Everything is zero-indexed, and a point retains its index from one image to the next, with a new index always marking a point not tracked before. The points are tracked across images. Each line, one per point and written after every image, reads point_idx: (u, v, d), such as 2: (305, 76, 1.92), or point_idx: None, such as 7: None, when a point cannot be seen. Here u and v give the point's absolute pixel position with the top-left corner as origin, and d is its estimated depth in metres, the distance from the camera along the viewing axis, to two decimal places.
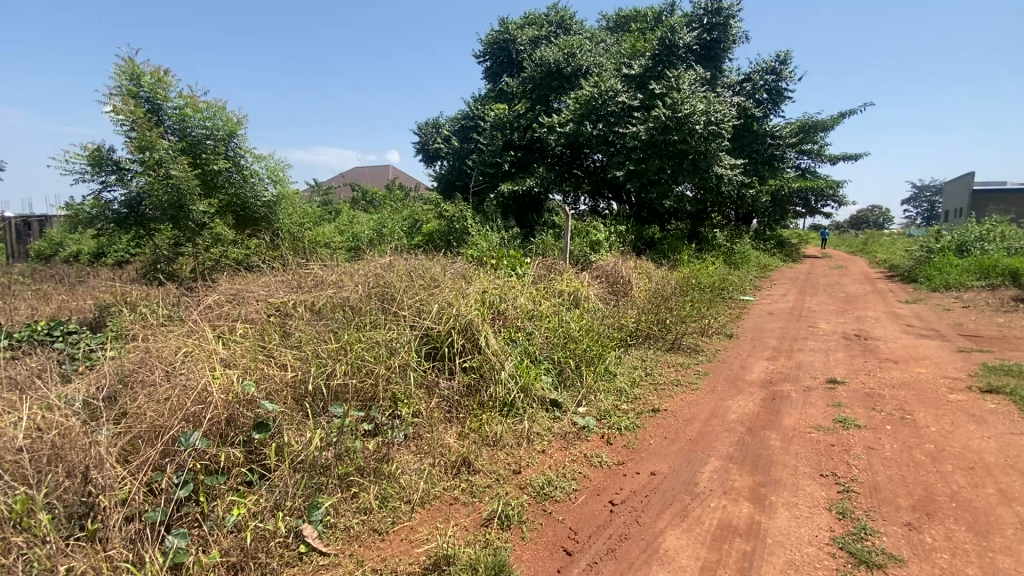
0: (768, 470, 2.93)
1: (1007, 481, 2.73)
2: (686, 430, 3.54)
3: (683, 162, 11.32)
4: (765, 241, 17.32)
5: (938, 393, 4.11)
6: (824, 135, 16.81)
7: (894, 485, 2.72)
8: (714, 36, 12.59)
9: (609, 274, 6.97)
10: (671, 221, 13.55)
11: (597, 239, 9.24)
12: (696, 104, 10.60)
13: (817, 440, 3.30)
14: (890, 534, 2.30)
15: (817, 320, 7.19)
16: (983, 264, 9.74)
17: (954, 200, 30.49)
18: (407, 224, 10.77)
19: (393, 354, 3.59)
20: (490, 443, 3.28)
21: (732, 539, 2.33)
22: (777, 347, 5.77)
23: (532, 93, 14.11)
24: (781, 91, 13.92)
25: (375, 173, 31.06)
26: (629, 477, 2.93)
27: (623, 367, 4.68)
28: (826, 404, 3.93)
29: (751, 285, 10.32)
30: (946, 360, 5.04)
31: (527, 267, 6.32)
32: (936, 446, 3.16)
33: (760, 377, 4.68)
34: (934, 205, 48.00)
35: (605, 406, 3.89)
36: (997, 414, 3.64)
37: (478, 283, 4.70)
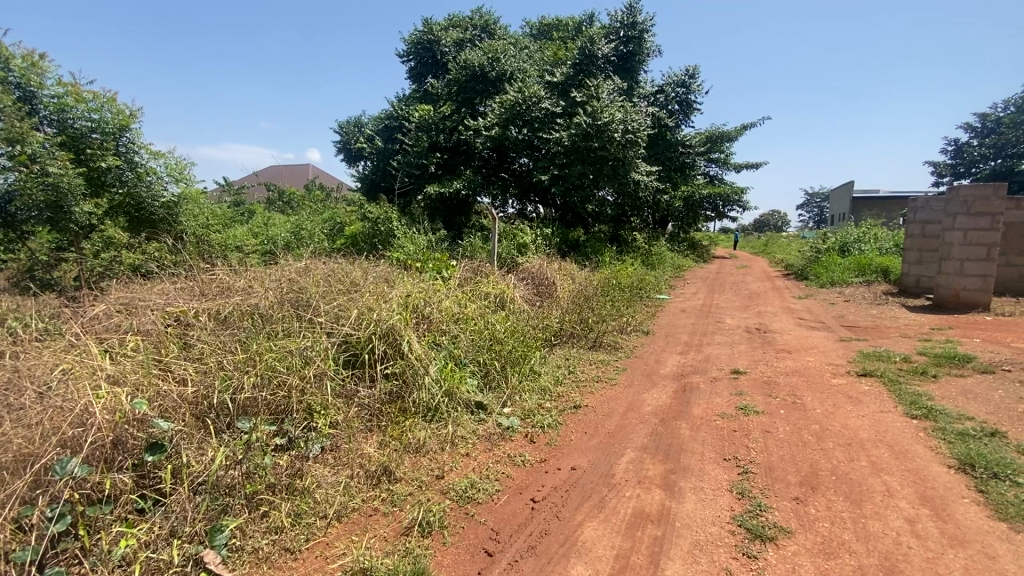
0: (678, 457, 3.12)
1: (877, 453, 3.10)
2: (605, 424, 3.69)
3: (604, 167, 11.71)
4: (679, 243, 18.49)
5: (824, 378, 4.59)
6: (729, 145, 18.24)
7: (785, 464, 2.99)
8: (629, 49, 13.22)
9: (534, 276, 7.09)
10: (594, 225, 14.03)
11: (524, 241, 9.40)
12: (614, 113, 10.98)
13: (721, 427, 3.56)
14: (780, 509, 2.53)
15: (724, 316, 7.76)
16: (861, 263, 11.00)
17: (838, 206, 34.24)
18: (328, 227, 10.38)
19: (308, 363, 3.43)
20: (412, 450, 3.21)
21: (645, 525, 2.45)
22: (688, 341, 6.17)
23: (457, 95, 14.10)
24: (690, 103, 14.84)
25: (294, 173, 29.68)
26: (550, 474, 2.99)
27: (547, 366, 4.79)
28: (729, 393, 4.25)
29: (667, 285, 10.97)
30: (830, 348, 5.64)
31: (453, 270, 6.31)
32: (821, 426, 3.52)
33: (672, 370, 4.98)
34: (822, 210, 53.59)
35: (529, 406, 3.94)
36: (870, 395, 4.13)
37: (401, 286, 4.61)
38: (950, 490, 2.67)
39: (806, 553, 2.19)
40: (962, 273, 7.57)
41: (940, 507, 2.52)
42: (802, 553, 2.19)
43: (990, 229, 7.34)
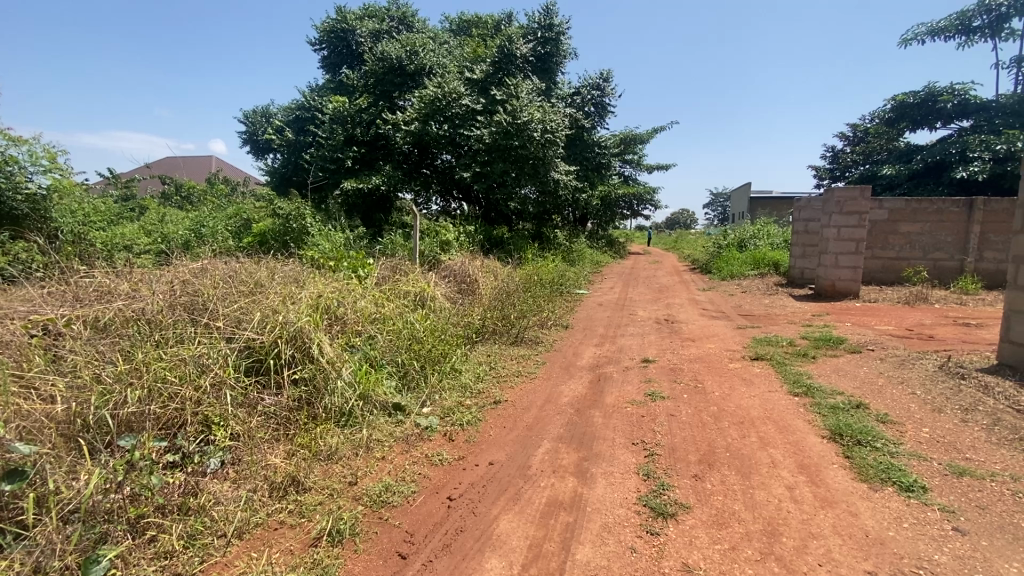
0: (591, 445, 3.25)
1: (765, 429, 3.43)
2: (524, 417, 3.75)
3: (525, 166, 11.86)
4: (598, 240, 19.25)
5: (722, 363, 4.99)
6: (641, 147, 19.25)
7: (687, 444, 3.22)
8: (547, 50, 13.51)
9: (456, 274, 7.05)
10: (517, 222, 14.21)
11: (447, 239, 9.27)
12: (533, 113, 11.16)
13: (631, 413, 3.76)
14: (681, 486, 2.72)
15: (637, 309, 8.20)
16: (756, 258, 12.07)
17: (738, 206, 37.29)
18: (235, 224, 9.65)
19: (204, 372, 3.16)
20: (323, 457, 3.08)
21: (558, 513, 2.53)
22: (604, 333, 6.44)
23: (374, 88, 13.67)
24: (605, 106, 15.47)
25: (195, 166, 27.36)
26: (468, 470, 3.00)
27: (468, 364, 4.79)
28: (640, 381, 4.50)
29: (585, 280, 11.36)
30: (728, 336, 6.14)
31: (370, 268, 6.11)
32: (719, 408, 3.83)
33: (588, 362, 5.17)
34: (725, 209, 58.09)
35: (448, 405, 3.91)
36: (760, 376, 4.56)
37: (312, 287, 4.39)
38: (823, 457, 3.01)
39: (702, 526, 2.37)
40: (838, 265, 8.53)
41: (814, 474, 2.83)
42: (698, 525, 2.37)
43: (858, 226, 8.34)
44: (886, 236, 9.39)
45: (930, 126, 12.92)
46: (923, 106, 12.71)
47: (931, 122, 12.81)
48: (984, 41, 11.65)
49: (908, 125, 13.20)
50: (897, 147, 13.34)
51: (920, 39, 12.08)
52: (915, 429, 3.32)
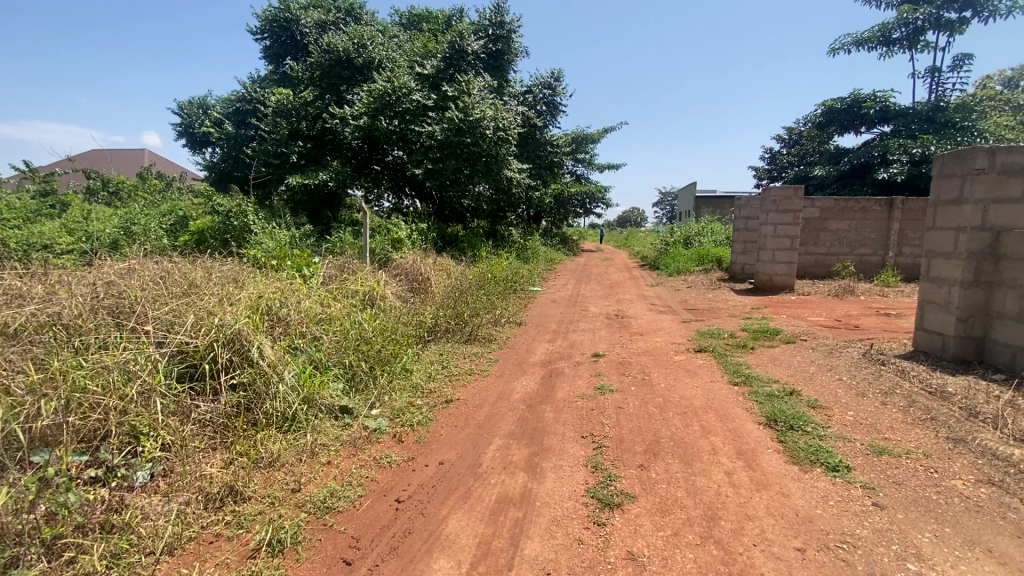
0: (541, 440, 3.29)
1: (706, 418, 3.58)
2: (476, 415, 3.74)
3: (477, 163, 11.79)
4: (551, 238, 19.46)
5: (669, 356, 5.17)
6: (593, 146, 19.60)
7: (634, 435, 3.31)
8: (498, 47, 13.48)
9: (407, 272, 6.92)
10: (471, 220, 14.10)
11: (398, 237, 9.07)
12: (485, 110, 11.14)
13: (581, 407, 3.83)
14: (627, 476, 2.79)
15: (588, 305, 8.35)
16: (701, 255, 12.55)
17: (685, 204, 38.63)
18: (169, 221, 9.07)
19: (131, 380, 2.96)
20: (264, 465, 2.95)
21: (508, 509, 2.54)
22: (556, 330, 6.52)
23: (320, 81, 13.24)
24: (557, 105, 15.64)
25: (126, 160, 25.63)
26: (417, 471, 2.96)
27: (419, 364, 4.71)
28: (590, 375, 4.60)
29: (539, 277, 11.45)
30: (675, 329, 6.37)
31: (316, 267, 5.90)
32: (664, 399, 3.97)
33: (540, 358, 5.22)
34: (673, 208, 60.09)
35: (398, 405, 3.84)
36: (703, 367, 4.76)
37: (252, 288, 4.20)
38: (759, 443, 3.17)
39: (646, 514, 2.44)
40: (775, 261, 9.00)
41: (751, 459, 2.98)
42: (643, 513, 2.44)
43: (793, 224, 8.84)
44: (818, 233, 10.00)
45: (856, 130, 13.87)
46: (850, 112, 13.59)
47: (857, 127, 13.75)
48: (902, 52, 12.60)
49: (837, 129, 14.11)
50: (827, 150, 14.28)
51: (846, 48, 12.91)
52: (841, 412, 3.56)
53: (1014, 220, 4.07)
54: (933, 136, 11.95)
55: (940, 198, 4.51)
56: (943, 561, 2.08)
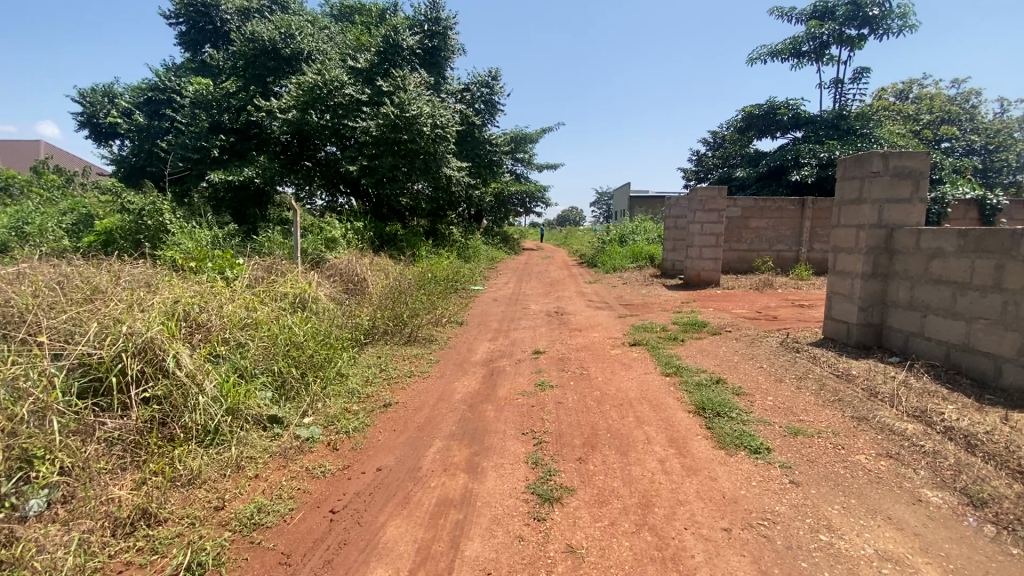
0: (482, 439, 3.27)
1: (641, 408, 3.72)
2: (415, 418, 3.66)
3: (415, 161, 11.53)
4: (492, 237, 19.49)
5: (606, 350, 5.32)
6: (531, 146, 19.82)
7: (573, 429, 3.38)
8: (434, 44, 13.28)
9: (342, 272, 6.66)
10: (411, 218, 13.82)
11: (332, 236, 8.71)
12: (422, 107, 10.92)
13: (521, 404, 3.85)
14: (566, 470, 2.84)
15: (529, 303, 8.43)
16: (635, 252, 13.03)
17: (620, 204, 39.91)
18: (70, 220, 8.21)
19: (20, 398, 2.63)
20: (182, 483, 2.73)
21: (448, 511, 2.50)
22: (497, 328, 6.53)
23: (244, 71, 12.50)
24: (495, 104, 15.66)
25: (18, 153, 22.98)
26: (353, 479, 2.86)
27: (356, 367, 4.56)
28: (530, 372, 4.64)
29: (480, 276, 11.42)
30: (612, 325, 6.56)
31: (241, 269, 5.56)
32: (601, 392, 4.07)
33: (482, 357, 5.20)
34: (610, 207, 62.03)
35: (332, 412, 3.69)
36: (638, 360, 4.94)
37: (167, 292, 3.89)
38: (689, 430, 3.33)
39: (584, 506, 2.49)
40: (702, 257, 9.50)
41: (683, 446, 3.12)
42: (581, 506, 2.49)
43: (717, 222, 9.38)
44: (740, 230, 10.66)
45: (772, 135, 14.89)
46: (766, 118, 14.61)
47: (773, 132, 14.79)
48: (810, 65, 13.67)
49: (755, 134, 15.10)
50: (747, 153, 15.26)
51: (763, 59, 13.82)
52: (761, 398, 3.81)
53: (904, 218, 4.53)
54: (837, 142, 13.06)
55: (843, 198, 4.95)
56: (849, 530, 2.28)
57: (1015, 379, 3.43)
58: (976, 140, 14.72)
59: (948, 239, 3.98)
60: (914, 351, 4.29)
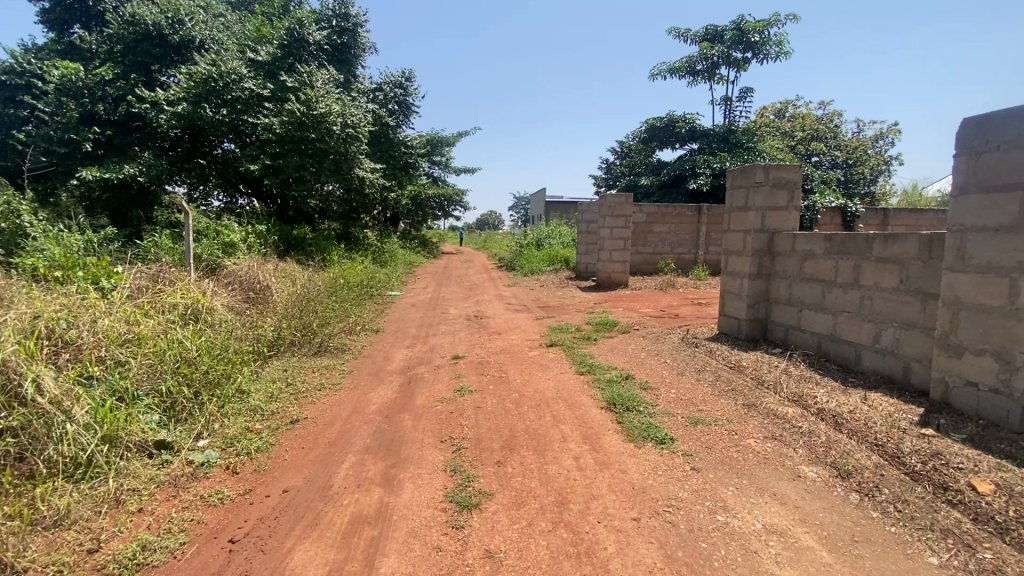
0: (399, 450, 3.18)
1: (558, 408, 3.82)
2: (326, 433, 3.48)
3: (324, 161, 10.97)
4: (409, 241, 19.11)
5: (524, 352, 5.41)
6: (447, 149, 19.73)
7: (491, 432, 3.39)
8: (344, 40, 12.83)
9: (242, 280, 6.17)
10: (321, 221, 13.10)
11: (231, 240, 8.04)
12: (331, 105, 10.46)
13: (440, 411, 3.80)
14: (485, 475, 2.84)
15: (448, 307, 8.37)
16: (551, 255, 13.42)
17: (537, 208, 40.86)
18: None
19: None
20: (45, 527, 2.37)
21: (362, 528, 2.40)
22: (415, 334, 6.39)
23: (122, 57, 11.21)
24: (409, 105, 15.40)
25: None
26: (256, 504, 2.65)
27: (260, 383, 4.23)
28: (449, 378, 4.59)
29: (397, 281, 11.14)
30: (530, 327, 6.69)
31: (121, 277, 4.97)
32: (519, 394, 4.13)
33: (399, 365, 5.07)
34: (527, 212, 63.50)
35: (232, 433, 3.39)
36: (554, 360, 5.08)
37: (24, 307, 3.38)
38: (602, 426, 3.48)
39: (503, 509, 2.51)
40: (613, 260, 9.98)
41: (596, 442, 3.24)
42: (500, 509, 2.50)
43: (625, 227, 9.91)
44: (645, 235, 11.34)
45: (672, 146, 16.02)
46: (666, 130, 15.67)
47: (673, 143, 15.91)
48: (704, 82, 14.92)
49: (657, 145, 16.12)
50: (651, 161, 16.27)
51: (663, 74, 14.82)
52: (665, 391, 4.08)
53: (782, 224, 5.08)
54: (727, 154, 14.34)
55: (732, 205, 5.43)
56: (741, 509, 2.50)
57: (872, 363, 3.96)
58: (839, 155, 16.87)
59: (817, 242, 4.51)
60: (794, 342, 4.82)
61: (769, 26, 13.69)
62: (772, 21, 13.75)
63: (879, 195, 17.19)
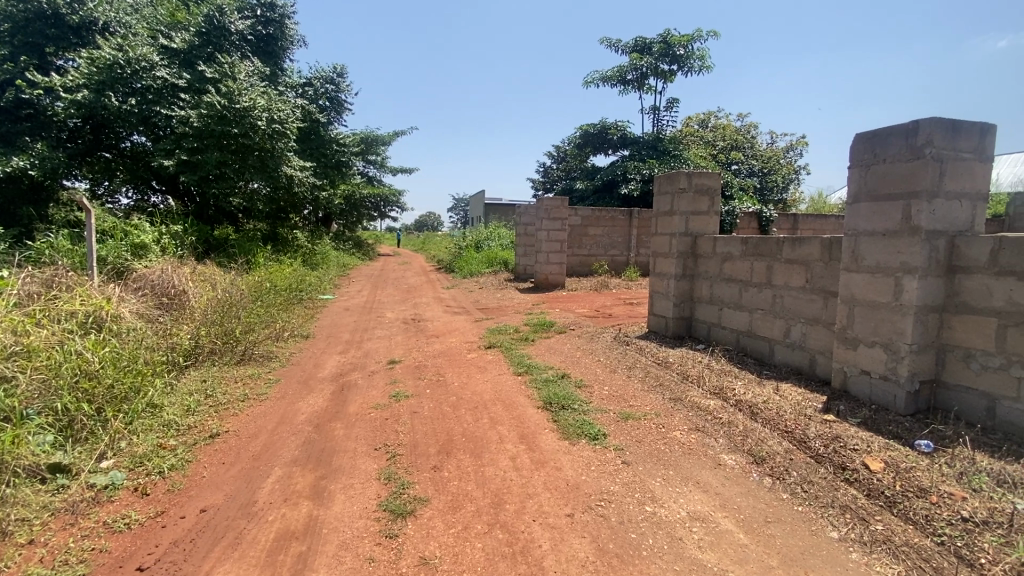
0: (330, 461, 3.06)
1: (495, 409, 3.83)
2: (248, 447, 3.28)
3: (248, 158, 10.34)
4: (343, 242, 18.46)
5: (462, 355, 5.39)
6: (382, 148, 19.30)
7: (427, 437, 3.35)
8: (269, 31, 12.21)
9: (153, 285, 5.67)
10: (245, 221, 12.33)
11: (142, 241, 7.39)
12: (255, 99, 9.90)
13: (374, 418, 3.70)
14: (420, 481, 2.80)
15: (384, 310, 8.17)
16: (490, 257, 13.46)
17: (476, 210, 40.85)
18: None
19: None
20: None
21: (289, 544, 2.29)
22: (349, 339, 6.18)
23: (9, 36, 10.00)
24: (341, 102, 14.91)
25: None
26: (169, 527, 2.45)
27: (174, 396, 3.92)
28: (385, 383, 4.47)
29: (329, 284, 10.72)
30: (467, 329, 6.67)
31: (8, 283, 4.43)
32: (457, 397, 4.11)
33: (330, 372, 4.88)
34: (466, 213, 63.25)
35: (141, 451, 3.12)
36: (492, 362, 5.10)
37: None
38: (538, 425, 3.53)
39: (438, 515, 2.48)
40: (550, 262, 10.14)
41: (533, 442, 3.29)
42: (436, 515, 2.48)
43: (561, 229, 10.14)
44: (581, 237, 11.65)
45: (604, 152, 16.56)
46: (600, 136, 16.18)
47: (605, 149, 16.43)
48: (634, 92, 15.57)
49: (591, 150, 16.58)
50: (586, 166, 16.76)
51: (596, 82, 15.30)
52: (599, 388, 4.21)
53: (703, 228, 5.40)
54: (656, 160, 15.04)
55: (659, 209, 5.70)
56: (668, 499, 2.63)
57: (783, 356, 4.30)
58: (755, 164, 18.03)
59: (734, 245, 4.84)
60: (716, 338, 5.13)
61: (692, 41, 14.51)
62: (694, 36, 14.59)
63: (790, 202, 18.66)
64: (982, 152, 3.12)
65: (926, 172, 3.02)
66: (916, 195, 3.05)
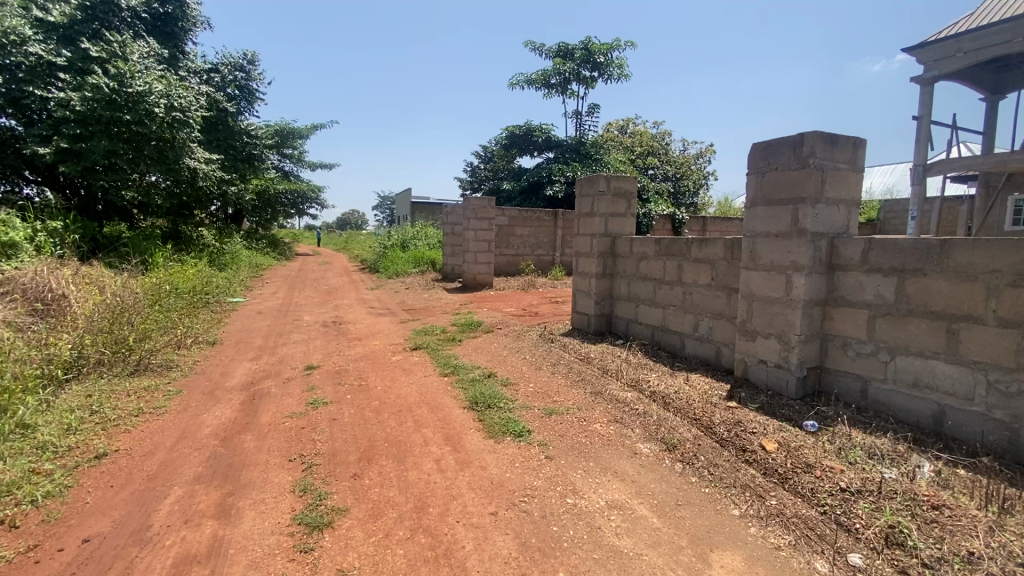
0: (239, 475, 2.86)
1: (419, 412, 3.76)
2: (142, 467, 2.98)
3: (144, 148, 9.37)
4: (256, 241, 17.31)
5: (385, 358, 5.23)
6: (299, 142, 18.34)
7: (347, 444, 3.23)
8: (167, 10, 11.18)
9: (24, 289, 4.98)
10: (141, 218, 11.17)
11: (10, 239, 6.46)
12: (152, 83, 9.00)
13: (289, 428, 3.50)
14: (339, 491, 2.69)
15: (302, 313, 7.76)
16: (416, 257, 13.21)
17: (401, 209, 39.99)
18: None
19: None
20: None
21: (190, 570, 2.11)
22: (261, 345, 5.80)
23: None
24: (253, 91, 14.02)
25: None
26: (42, 563, 2.16)
27: (50, 414, 3.46)
28: (301, 391, 4.24)
29: (240, 286, 10.01)
30: (391, 330, 6.50)
31: None
32: (380, 401, 3.99)
33: (240, 380, 4.55)
34: (391, 212, 61.68)
35: (8, 478, 2.73)
36: (417, 364, 5.01)
37: None
38: (463, 426, 3.52)
39: (358, 525, 2.40)
40: (477, 262, 10.13)
41: (457, 443, 3.26)
42: (355, 525, 2.39)
43: (488, 229, 10.17)
44: (508, 237, 11.76)
45: (530, 154, 16.85)
46: (525, 137, 16.44)
47: (531, 150, 16.73)
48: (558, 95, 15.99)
49: (517, 151, 16.82)
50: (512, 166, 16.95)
51: (521, 85, 15.55)
52: (524, 386, 4.28)
53: (621, 229, 5.65)
54: (579, 163, 15.54)
55: (581, 210, 5.89)
56: (588, 490, 2.72)
57: (693, 349, 4.60)
58: (670, 169, 19.21)
59: (649, 245, 5.11)
60: (633, 333, 5.38)
61: (611, 50, 15.13)
62: (614, 45, 15.23)
63: (701, 205, 20.02)
64: (855, 164, 3.52)
65: (810, 180, 3.36)
66: (803, 201, 3.39)
